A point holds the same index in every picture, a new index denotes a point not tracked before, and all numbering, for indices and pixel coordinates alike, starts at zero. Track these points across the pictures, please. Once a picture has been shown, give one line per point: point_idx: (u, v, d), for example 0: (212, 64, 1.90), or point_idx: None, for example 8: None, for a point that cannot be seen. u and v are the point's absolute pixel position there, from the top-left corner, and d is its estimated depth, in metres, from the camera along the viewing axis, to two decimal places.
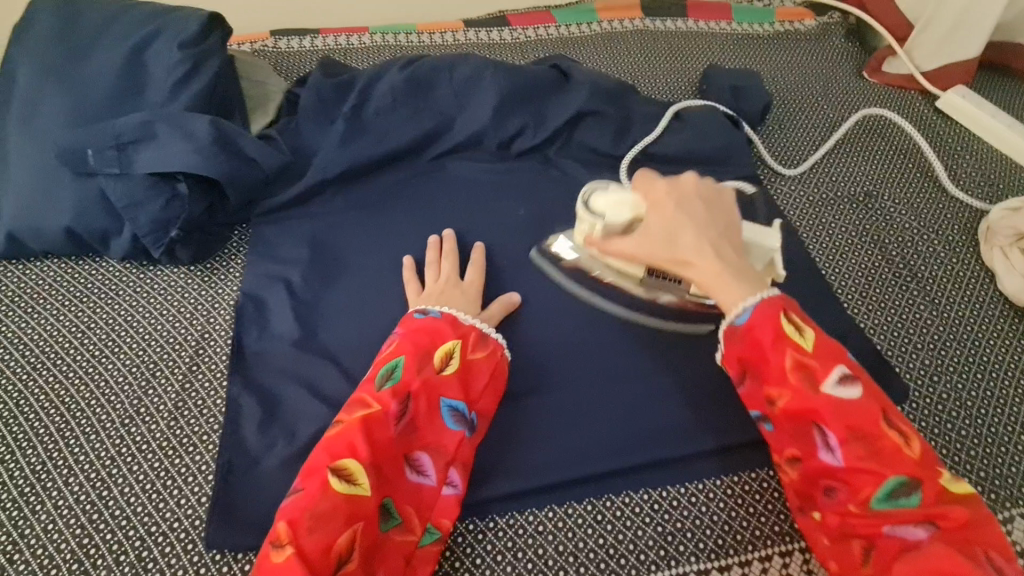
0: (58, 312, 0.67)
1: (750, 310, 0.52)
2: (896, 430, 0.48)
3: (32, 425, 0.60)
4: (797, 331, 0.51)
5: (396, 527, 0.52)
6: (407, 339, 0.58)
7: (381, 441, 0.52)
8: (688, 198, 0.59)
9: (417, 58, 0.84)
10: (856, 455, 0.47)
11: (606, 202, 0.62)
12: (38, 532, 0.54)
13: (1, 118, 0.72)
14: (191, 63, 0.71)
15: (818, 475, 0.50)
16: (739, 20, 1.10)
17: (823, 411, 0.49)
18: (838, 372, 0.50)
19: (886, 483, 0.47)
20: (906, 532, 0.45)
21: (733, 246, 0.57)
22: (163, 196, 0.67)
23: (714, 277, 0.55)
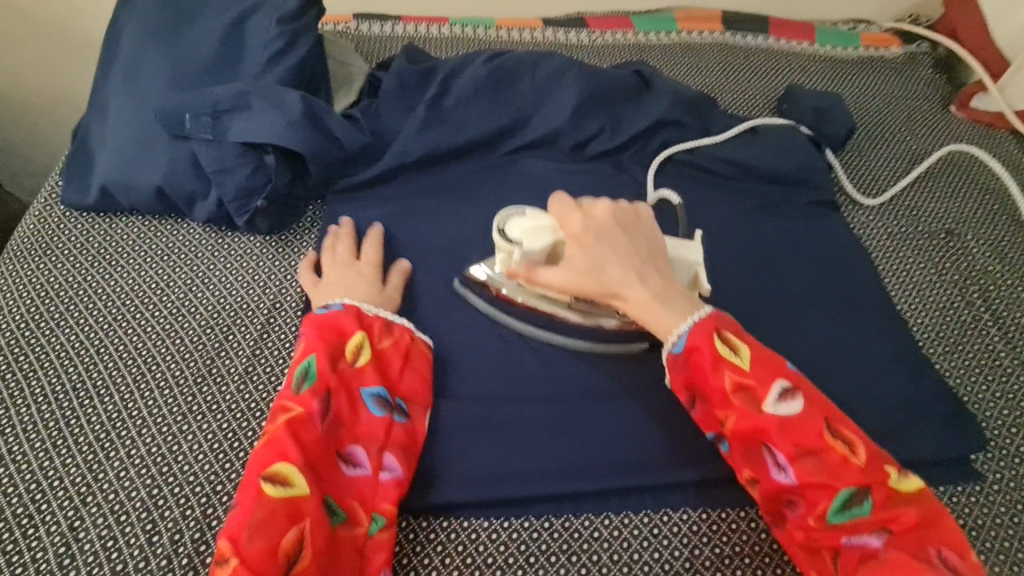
0: (141, 267, 0.69)
1: (686, 337, 0.56)
2: (840, 439, 0.51)
3: (112, 373, 0.62)
4: (733, 353, 0.54)
5: (342, 522, 0.52)
6: (315, 339, 0.59)
7: (308, 441, 0.53)
8: (606, 225, 0.60)
9: (501, 53, 0.85)
10: (806, 470, 0.50)
11: (520, 229, 0.62)
12: (111, 478, 0.56)
13: (104, 77, 0.75)
14: (287, 39, 0.73)
15: (774, 493, 0.52)
16: (822, 41, 1.07)
17: (771, 430, 0.51)
18: (779, 388, 0.53)
19: (840, 494, 0.49)
20: (864, 540, 0.48)
21: (659, 269, 0.60)
22: (251, 165, 0.69)
23: (647, 308, 0.58)
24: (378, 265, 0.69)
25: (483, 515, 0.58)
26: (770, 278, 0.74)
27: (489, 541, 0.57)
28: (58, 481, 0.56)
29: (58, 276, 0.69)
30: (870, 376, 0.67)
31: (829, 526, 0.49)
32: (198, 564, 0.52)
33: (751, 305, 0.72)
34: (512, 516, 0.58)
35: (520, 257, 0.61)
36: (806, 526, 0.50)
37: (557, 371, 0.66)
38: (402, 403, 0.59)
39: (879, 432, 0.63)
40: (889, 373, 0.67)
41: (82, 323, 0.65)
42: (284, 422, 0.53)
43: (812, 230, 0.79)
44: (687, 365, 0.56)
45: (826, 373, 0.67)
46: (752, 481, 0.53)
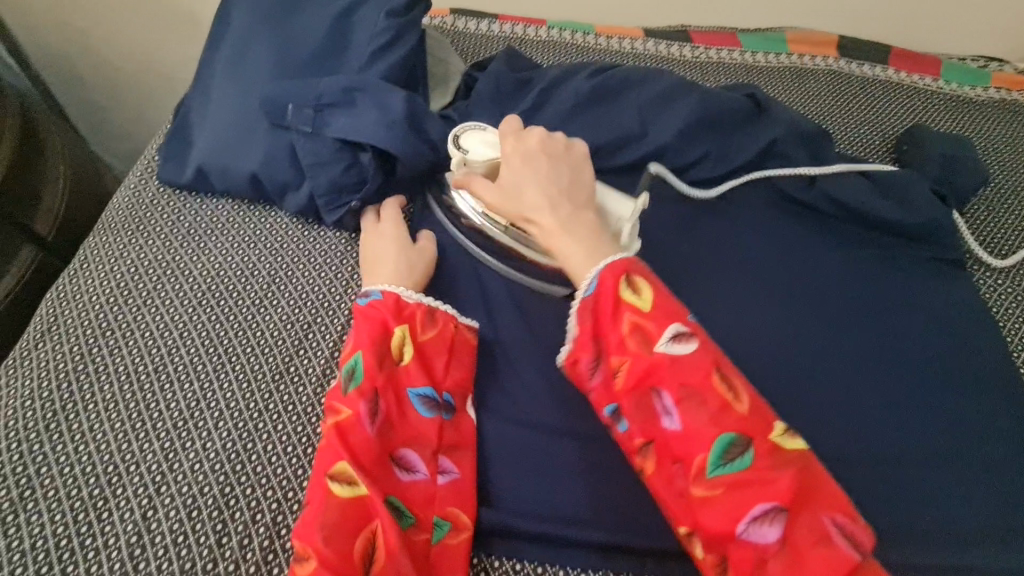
0: (227, 253, 0.69)
1: (597, 275, 0.50)
2: (725, 384, 0.45)
3: (194, 359, 0.61)
4: (635, 294, 0.49)
5: (410, 526, 0.50)
6: (358, 337, 0.57)
7: (360, 443, 0.51)
8: (534, 153, 0.58)
9: (607, 67, 0.81)
10: (692, 415, 0.45)
11: (472, 141, 0.64)
12: (186, 469, 0.55)
13: (211, 58, 0.75)
14: (394, 33, 0.70)
15: (663, 453, 0.46)
16: (949, 77, 0.98)
17: (660, 371, 0.46)
18: (672, 329, 0.47)
19: (717, 446, 0.44)
20: (758, 534, 0.41)
21: (577, 202, 0.56)
22: (345, 162, 0.67)
23: (553, 236, 0.54)
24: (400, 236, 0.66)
25: (558, 564, 0.54)
26: (882, 339, 0.68)
27: None
28: (134, 466, 0.55)
29: (147, 253, 0.69)
30: (992, 465, 0.61)
31: (709, 488, 0.43)
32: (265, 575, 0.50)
33: (861, 367, 0.65)
34: (589, 568, 0.54)
35: (461, 163, 0.63)
36: (692, 499, 0.44)
37: None
38: (449, 399, 0.57)
39: (997, 531, 0.57)
40: (1014, 465, 0.61)
41: (166, 304, 0.65)
42: (333, 424, 0.52)
43: (933, 289, 0.72)
44: (593, 309, 0.50)
45: (941, 456, 0.61)
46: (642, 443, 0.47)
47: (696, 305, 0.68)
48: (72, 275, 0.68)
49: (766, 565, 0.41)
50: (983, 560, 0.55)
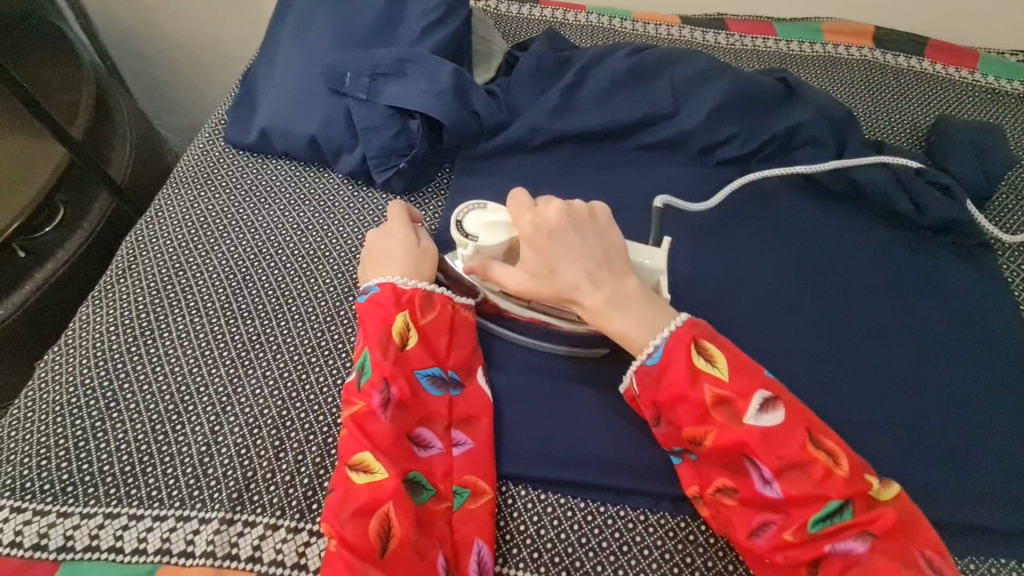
0: (285, 208, 0.75)
1: (664, 345, 0.53)
2: (822, 450, 0.48)
3: (256, 299, 0.67)
4: (710, 363, 0.52)
5: (431, 496, 0.54)
6: (365, 331, 0.59)
7: (377, 432, 0.53)
8: (559, 224, 0.56)
9: (643, 48, 0.84)
10: (793, 484, 0.48)
11: (478, 223, 0.60)
12: (247, 393, 0.61)
13: (276, 30, 0.81)
14: (444, 10, 0.75)
15: (757, 510, 0.50)
16: (984, 70, 0.99)
17: (751, 444, 0.49)
18: (758, 399, 0.50)
19: (824, 506, 0.47)
20: (849, 553, 0.46)
21: (614, 273, 0.56)
22: (395, 127, 0.72)
23: (602, 314, 0.55)
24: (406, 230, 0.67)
25: (579, 496, 0.58)
26: (895, 315, 0.71)
27: (583, 522, 0.57)
28: (203, 388, 0.61)
29: (214, 205, 0.75)
30: (998, 433, 0.64)
31: (810, 541, 0.47)
32: (317, 486, 0.56)
33: (872, 340, 0.69)
34: (608, 503, 0.58)
35: (475, 254, 0.59)
36: (786, 548, 0.48)
37: None
38: (455, 375, 0.60)
39: (995, 494, 0.61)
40: (1019, 438, 0.64)
41: (232, 251, 0.71)
42: (349, 418, 0.54)
43: (949, 271, 0.74)
44: (661, 379, 0.53)
45: (945, 424, 0.64)
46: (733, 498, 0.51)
47: (717, 278, 0.73)
48: (147, 221, 0.74)
49: None
50: (983, 520, 0.59)
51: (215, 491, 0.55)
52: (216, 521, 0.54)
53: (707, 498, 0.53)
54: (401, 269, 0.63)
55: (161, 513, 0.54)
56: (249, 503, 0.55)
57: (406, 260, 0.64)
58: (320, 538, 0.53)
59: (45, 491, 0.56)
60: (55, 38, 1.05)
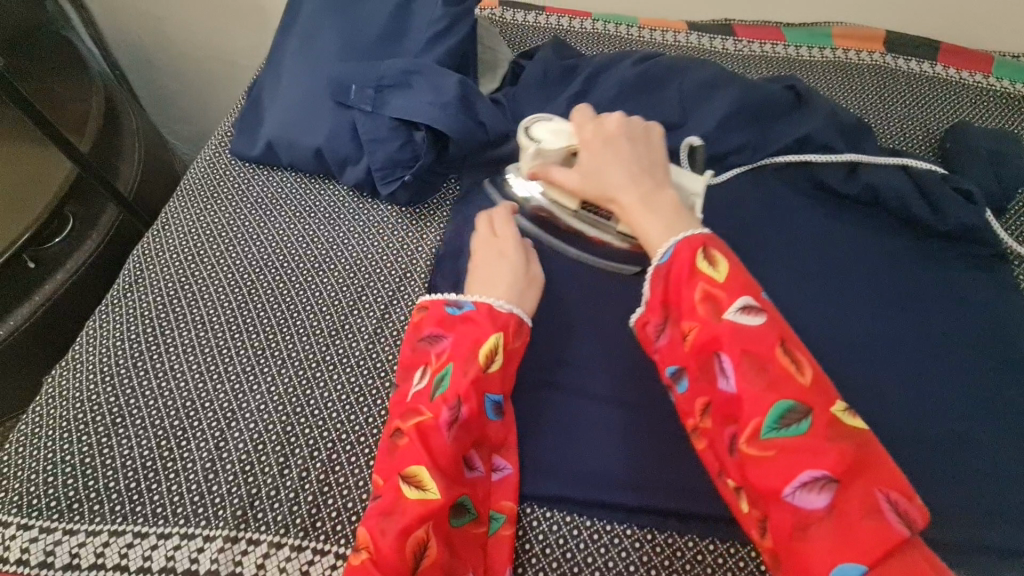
0: (290, 220, 0.75)
1: (674, 247, 0.53)
2: (789, 357, 0.47)
3: (262, 312, 0.67)
4: (711, 266, 0.51)
5: (470, 521, 0.54)
6: (454, 346, 0.58)
7: (439, 449, 0.52)
8: (614, 137, 0.63)
9: (650, 56, 0.83)
10: (751, 382, 0.46)
11: (544, 129, 0.67)
12: (252, 407, 0.61)
13: (282, 42, 0.81)
14: (450, 20, 0.75)
15: (720, 414, 0.49)
16: (1000, 75, 0.97)
17: (723, 338, 0.48)
18: (743, 302, 0.49)
19: (772, 412, 0.45)
20: (805, 500, 0.43)
21: (656, 180, 0.60)
22: (401, 138, 0.72)
23: (634, 210, 0.58)
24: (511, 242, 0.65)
25: (586, 514, 0.58)
26: (908, 328, 0.69)
27: (589, 540, 0.57)
28: (208, 402, 0.61)
29: (220, 217, 0.75)
30: (1013, 451, 0.62)
31: (762, 449, 0.45)
32: (321, 503, 0.55)
33: (884, 353, 0.68)
34: (615, 521, 0.57)
35: (534, 154, 0.65)
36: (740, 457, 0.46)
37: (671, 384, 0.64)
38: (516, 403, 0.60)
39: (1009, 515, 0.59)
40: None
41: (237, 263, 0.71)
42: (416, 427, 0.53)
43: (963, 283, 0.73)
44: (665, 278, 0.53)
45: (960, 440, 0.63)
46: (705, 405, 0.50)
47: None
48: (154, 234, 0.75)
49: (808, 528, 0.43)
50: (992, 540, 0.58)
51: (219, 508, 0.55)
52: (220, 539, 0.54)
53: (691, 415, 0.52)
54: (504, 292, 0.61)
55: (165, 530, 0.54)
56: (253, 521, 0.54)
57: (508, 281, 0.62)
58: (324, 557, 0.53)
59: (52, 508, 0.56)
60: (65, 49, 1.06)
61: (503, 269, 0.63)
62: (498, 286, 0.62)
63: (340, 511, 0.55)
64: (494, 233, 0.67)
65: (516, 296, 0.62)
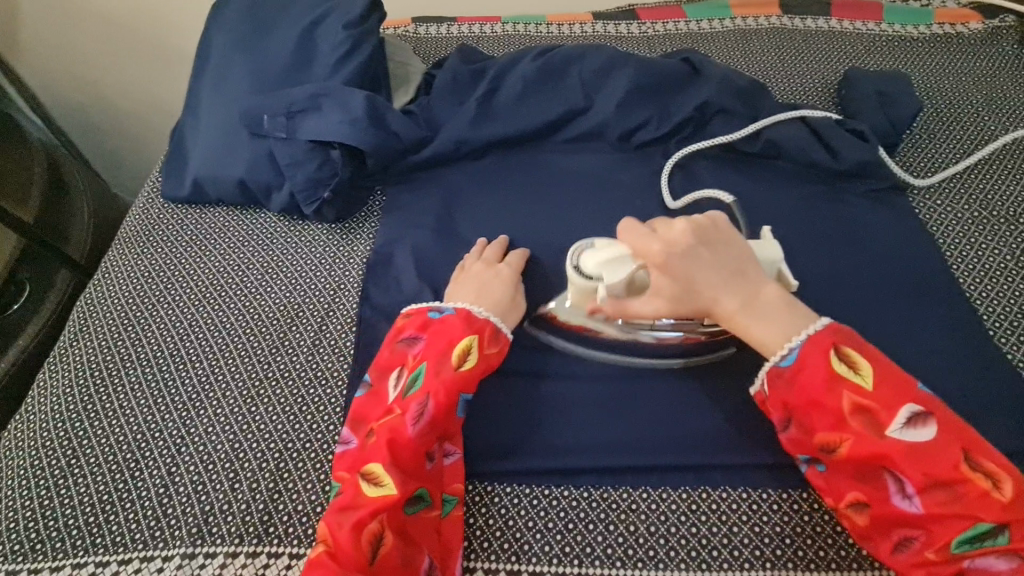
0: (225, 252, 0.78)
1: (798, 349, 0.54)
2: (980, 472, 0.48)
3: (203, 343, 0.70)
4: (854, 371, 0.52)
5: (425, 507, 0.56)
6: (429, 345, 0.61)
7: (403, 444, 0.55)
8: (687, 242, 0.57)
9: (550, 48, 0.87)
10: (938, 500, 0.48)
11: (596, 264, 0.60)
12: (201, 432, 0.63)
13: (198, 84, 0.84)
14: (352, 42, 0.79)
15: (890, 520, 0.51)
16: (890, 20, 1.02)
17: (894, 456, 0.49)
18: (907, 413, 0.50)
19: (973, 526, 0.47)
20: (991, 573, 0.47)
21: (749, 278, 0.58)
22: (318, 159, 0.76)
23: (741, 321, 0.57)
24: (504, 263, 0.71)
25: (525, 483, 0.61)
26: (817, 267, 0.73)
27: (530, 506, 0.60)
28: (158, 434, 0.64)
29: (157, 260, 0.78)
30: (921, 366, 0.66)
31: (951, 555, 0.48)
32: (272, 510, 0.58)
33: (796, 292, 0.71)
34: (552, 485, 0.61)
35: (605, 295, 0.59)
36: (924, 557, 0.49)
37: (598, 352, 0.67)
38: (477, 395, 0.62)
39: None
40: (946, 366, 0.66)
41: (176, 301, 0.74)
42: (385, 424, 0.57)
43: (866, 217, 0.77)
44: (793, 382, 0.54)
45: None
46: (863, 504, 0.52)
47: None
48: (96, 284, 0.77)
49: None
50: None
51: (176, 528, 0.58)
52: (178, 557, 0.56)
53: (836, 503, 0.54)
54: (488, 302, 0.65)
55: (125, 556, 0.57)
56: (208, 536, 0.57)
57: (491, 287, 0.67)
58: (279, 558, 0.56)
59: (16, 551, 0.58)
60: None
61: (498, 286, 0.67)
62: (480, 293, 0.66)
63: (291, 514, 0.58)
64: (493, 258, 0.72)
65: (500, 300, 0.66)
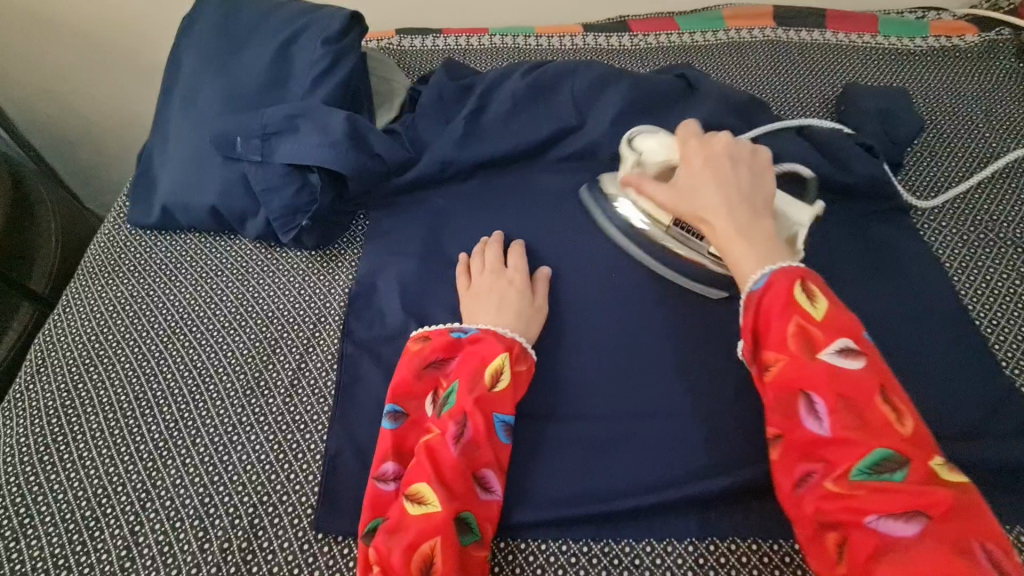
0: (195, 283, 0.73)
1: (768, 276, 0.52)
2: (889, 406, 0.45)
3: (170, 383, 0.65)
4: (807, 298, 0.49)
5: (474, 542, 0.52)
6: (461, 364, 0.59)
7: (445, 465, 0.53)
8: (717, 154, 0.59)
9: (541, 63, 0.83)
10: (843, 426, 0.45)
11: (648, 141, 0.67)
12: (168, 485, 0.59)
13: (167, 103, 0.79)
14: (331, 59, 0.74)
15: (798, 452, 0.47)
16: (886, 33, 0.99)
17: (813, 378, 0.47)
18: (841, 342, 0.47)
19: (870, 457, 0.44)
20: (888, 523, 0.42)
21: (753, 207, 0.57)
22: (295, 184, 0.71)
23: (726, 237, 0.56)
24: (514, 267, 0.69)
25: (521, 537, 0.57)
26: None
27: (526, 564, 0.56)
28: (121, 486, 0.59)
29: (123, 292, 0.73)
30: (934, 399, 0.63)
31: (850, 490, 0.44)
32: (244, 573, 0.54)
33: None
34: (549, 539, 0.57)
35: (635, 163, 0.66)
36: (823, 495, 0.45)
37: (594, 389, 0.64)
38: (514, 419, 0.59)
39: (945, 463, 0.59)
40: (960, 400, 0.63)
41: (142, 336, 0.69)
42: (422, 444, 0.54)
43: (870, 240, 0.74)
44: (755, 303, 0.52)
45: None
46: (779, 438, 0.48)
47: None
48: (56, 318, 0.72)
49: (890, 555, 0.41)
50: None
51: None
52: None
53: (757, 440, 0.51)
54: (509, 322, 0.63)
55: None
56: None
57: (506, 300, 0.65)
58: None
59: None
60: None
61: (514, 298, 0.66)
62: (494, 313, 0.64)
63: None
64: (497, 262, 0.69)
65: (522, 314, 0.65)
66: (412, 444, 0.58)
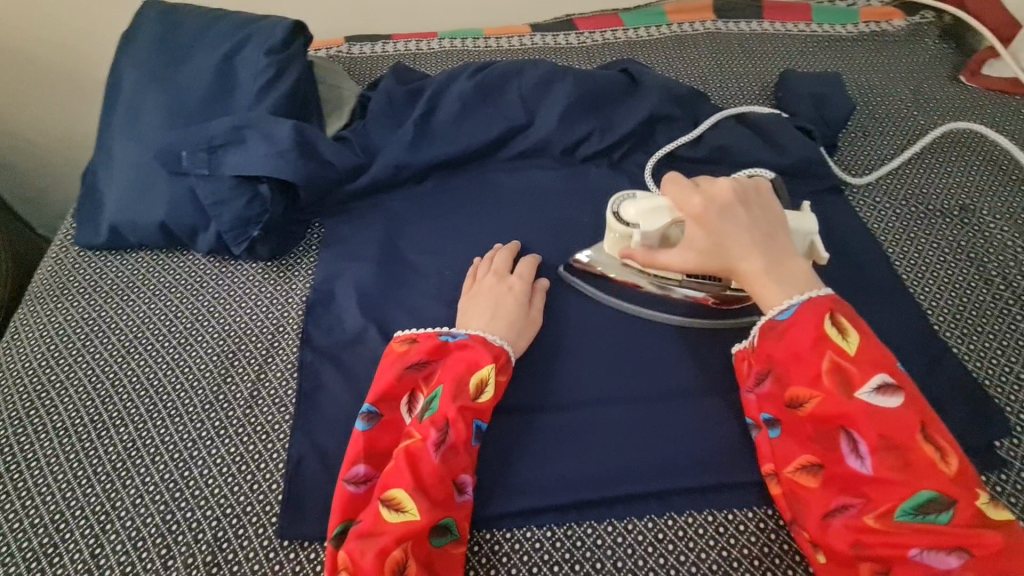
0: (150, 302, 0.72)
1: (796, 307, 0.54)
2: (933, 445, 0.48)
3: (128, 404, 0.64)
4: (842, 336, 0.52)
5: (453, 540, 0.53)
6: (445, 369, 0.59)
7: (426, 471, 0.53)
8: (727, 204, 0.58)
9: (487, 64, 0.84)
10: (887, 465, 0.48)
11: (635, 213, 0.63)
12: (128, 505, 0.58)
13: (109, 121, 0.78)
14: (275, 69, 0.74)
15: (838, 484, 0.50)
16: (819, 21, 1.03)
17: (853, 416, 0.49)
18: (878, 380, 0.50)
19: (917, 497, 0.47)
20: (936, 560, 0.45)
21: (778, 245, 0.58)
22: (246, 195, 0.71)
23: (762, 285, 0.57)
24: (518, 275, 0.69)
25: (486, 527, 0.58)
26: None
27: (492, 553, 0.57)
28: (79, 511, 0.58)
29: (74, 315, 0.72)
30: None
31: (894, 527, 0.47)
32: None
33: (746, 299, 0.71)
34: (514, 527, 0.58)
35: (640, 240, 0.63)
36: (865, 528, 0.48)
37: (552, 379, 0.65)
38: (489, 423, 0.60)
39: None
40: (898, 365, 0.66)
41: (97, 359, 0.68)
42: (403, 449, 0.54)
43: None
44: (783, 336, 0.54)
45: None
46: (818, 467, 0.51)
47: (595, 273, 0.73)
48: (5, 345, 0.71)
49: None
50: None
51: None
52: None
53: (790, 467, 0.54)
54: (505, 327, 0.64)
55: None
56: None
57: (502, 304, 0.66)
58: None
59: None
60: None
61: (511, 303, 0.66)
62: (489, 316, 0.64)
63: None
64: (504, 267, 0.70)
65: (517, 319, 0.65)
66: (384, 446, 0.58)
